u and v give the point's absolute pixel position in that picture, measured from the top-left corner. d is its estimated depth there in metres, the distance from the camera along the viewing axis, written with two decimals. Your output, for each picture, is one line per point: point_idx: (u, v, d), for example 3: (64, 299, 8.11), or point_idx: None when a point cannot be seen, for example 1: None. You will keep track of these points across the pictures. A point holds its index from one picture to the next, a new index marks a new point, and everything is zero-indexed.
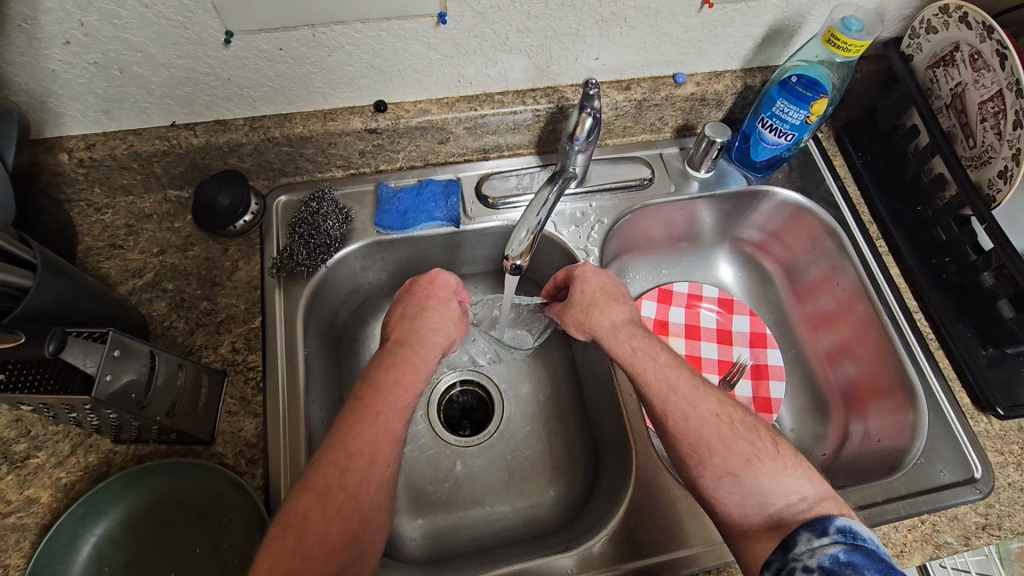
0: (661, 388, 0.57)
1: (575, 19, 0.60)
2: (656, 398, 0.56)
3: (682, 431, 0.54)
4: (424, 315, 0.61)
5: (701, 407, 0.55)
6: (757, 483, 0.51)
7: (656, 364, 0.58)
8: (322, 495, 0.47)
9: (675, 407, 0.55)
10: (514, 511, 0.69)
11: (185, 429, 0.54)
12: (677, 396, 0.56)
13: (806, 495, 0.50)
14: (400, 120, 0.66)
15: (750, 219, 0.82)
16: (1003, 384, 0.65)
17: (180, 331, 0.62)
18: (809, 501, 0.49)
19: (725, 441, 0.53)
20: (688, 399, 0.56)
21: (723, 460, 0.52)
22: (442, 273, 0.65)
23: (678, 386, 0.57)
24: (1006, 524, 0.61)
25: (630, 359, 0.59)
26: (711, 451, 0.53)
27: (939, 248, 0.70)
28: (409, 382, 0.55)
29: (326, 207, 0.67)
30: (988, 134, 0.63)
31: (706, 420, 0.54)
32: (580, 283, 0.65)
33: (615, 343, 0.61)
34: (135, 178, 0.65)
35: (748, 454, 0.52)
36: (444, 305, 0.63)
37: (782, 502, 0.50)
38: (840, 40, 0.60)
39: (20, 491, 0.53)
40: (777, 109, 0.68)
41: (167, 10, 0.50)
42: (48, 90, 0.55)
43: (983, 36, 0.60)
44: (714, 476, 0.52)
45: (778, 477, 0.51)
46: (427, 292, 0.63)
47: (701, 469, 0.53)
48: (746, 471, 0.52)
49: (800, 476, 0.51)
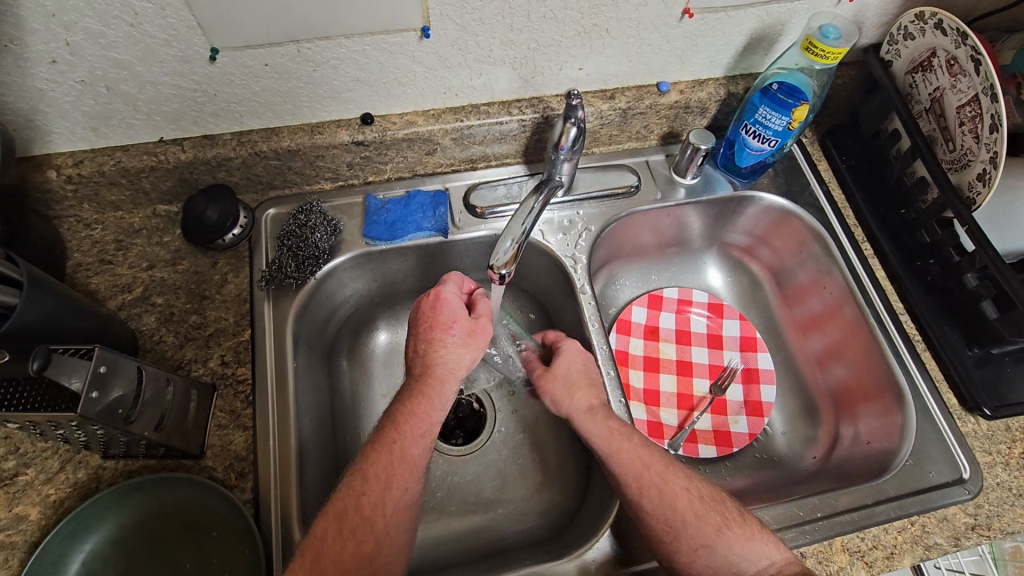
0: (635, 466, 0.56)
1: (558, 30, 0.61)
2: (630, 473, 0.56)
3: (657, 508, 0.54)
4: (436, 347, 0.57)
5: (674, 481, 0.55)
6: (731, 552, 0.52)
7: (631, 443, 0.57)
8: (339, 517, 0.50)
9: (649, 483, 0.55)
10: (506, 520, 0.69)
11: (174, 444, 0.54)
12: (648, 473, 0.56)
13: (775, 561, 0.52)
14: (387, 132, 0.66)
15: (737, 224, 0.83)
16: (990, 385, 0.66)
17: (169, 345, 0.62)
18: (779, 564, 0.51)
19: (699, 514, 0.54)
20: (659, 475, 0.55)
21: (698, 531, 0.53)
22: (439, 290, 0.60)
23: (650, 462, 0.57)
24: (995, 524, 0.61)
25: (606, 440, 0.58)
26: (685, 525, 0.53)
27: (924, 250, 0.71)
28: (425, 411, 0.54)
29: (314, 219, 0.67)
30: (967, 138, 0.64)
31: (679, 495, 0.54)
32: (563, 362, 0.65)
33: (591, 423, 0.59)
34: (124, 194, 0.65)
35: (719, 523, 0.53)
36: (451, 331, 0.57)
37: (753, 570, 0.51)
38: (818, 47, 0.61)
39: (9, 509, 0.53)
40: (760, 116, 0.69)
41: (152, 28, 0.51)
42: (36, 109, 0.56)
43: (958, 42, 0.61)
44: (690, 549, 0.53)
45: (750, 544, 0.52)
46: (433, 320, 0.58)
47: (677, 543, 0.53)
48: (719, 541, 0.52)
49: (768, 541, 0.52)
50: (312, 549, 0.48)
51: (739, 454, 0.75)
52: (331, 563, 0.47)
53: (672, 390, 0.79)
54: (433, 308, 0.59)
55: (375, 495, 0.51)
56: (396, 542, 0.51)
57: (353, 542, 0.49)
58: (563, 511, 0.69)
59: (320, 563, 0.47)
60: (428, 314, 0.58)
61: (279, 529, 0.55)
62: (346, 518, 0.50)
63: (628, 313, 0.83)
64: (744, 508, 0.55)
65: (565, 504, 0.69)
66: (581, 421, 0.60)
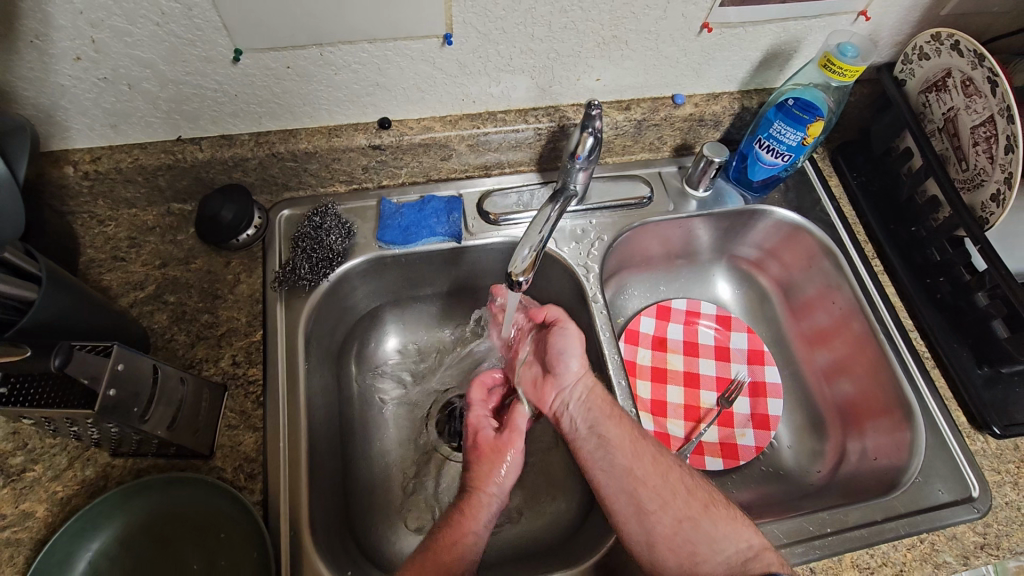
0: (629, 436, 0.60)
1: (577, 41, 0.61)
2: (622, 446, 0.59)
3: (649, 475, 0.57)
4: (476, 468, 0.59)
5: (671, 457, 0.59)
6: (714, 529, 0.54)
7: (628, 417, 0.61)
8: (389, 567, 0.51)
9: (643, 451, 0.58)
10: (512, 527, 0.69)
11: (185, 443, 0.53)
12: (642, 442, 0.59)
13: (753, 543, 0.53)
14: (404, 137, 0.67)
15: (747, 237, 0.83)
16: (999, 404, 0.66)
17: (180, 344, 0.62)
18: (756, 549, 0.52)
19: (690, 487, 0.57)
20: (654, 447, 0.59)
21: (686, 504, 0.55)
22: (475, 415, 0.64)
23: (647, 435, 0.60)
24: (1004, 544, 0.61)
25: (608, 409, 0.61)
26: (676, 494, 0.56)
27: (934, 268, 0.72)
28: (461, 532, 0.54)
29: (329, 222, 0.67)
30: (981, 159, 0.64)
31: (672, 468, 0.58)
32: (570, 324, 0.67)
33: (599, 393, 0.62)
34: (139, 192, 0.65)
35: (706, 500, 0.56)
36: (490, 452, 0.60)
37: (733, 548, 0.52)
38: (836, 65, 0.61)
39: (16, 505, 0.53)
40: (774, 130, 0.69)
41: (177, 28, 0.51)
42: (57, 105, 0.56)
43: (974, 63, 0.61)
44: (674, 519, 0.55)
45: (733, 524, 0.54)
46: (473, 442, 0.62)
47: (661, 514, 0.55)
48: (704, 515, 0.55)
49: (750, 527, 0.54)
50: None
51: (746, 466, 0.75)
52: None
53: (679, 401, 0.79)
54: (473, 433, 0.63)
55: None
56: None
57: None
58: (569, 521, 0.68)
59: None
60: (471, 443, 0.62)
61: (288, 532, 0.55)
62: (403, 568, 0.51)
63: (636, 323, 0.83)
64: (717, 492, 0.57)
65: (571, 514, 0.69)
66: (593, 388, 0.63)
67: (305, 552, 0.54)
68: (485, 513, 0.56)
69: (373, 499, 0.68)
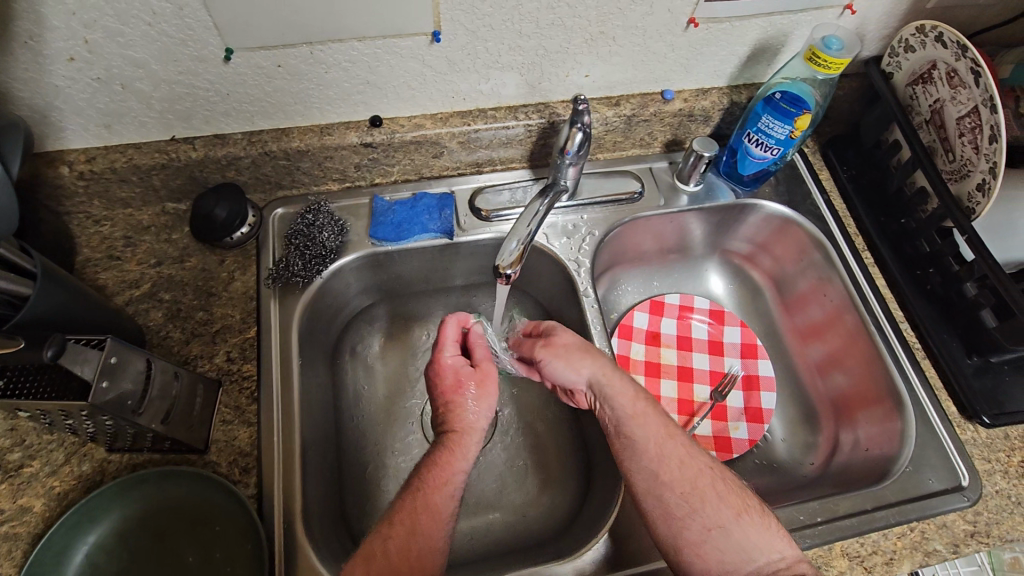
0: (655, 435, 0.58)
1: (565, 38, 0.62)
2: (649, 447, 0.57)
3: (674, 480, 0.56)
4: (450, 406, 0.59)
5: (699, 458, 0.57)
6: (744, 538, 0.53)
7: (654, 415, 0.60)
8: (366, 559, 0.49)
9: (671, 455, 0.57)
10: (506, 521, 0.69)
11: (180, 437, 0.54)
12: (669, 444, 0.58)
13: (785, 554, 0.52)
14: (395, 134, 0.67)
15: (739, 231, 0.84)
16: (989, 394, 0.66)
17: (176, 341, 0.62)
18: (789, 561, 0.52)
19: (720, 493, 0.55)
20: (681, 448, 0.58)
21: (717, 510, 0.54)
22: (441, 353, 0.62)
23: (676, 436, 0.59)
24: (994, 532, 0.61)
25: (630, 405, 0.60)
26: (704, 501, 0.55)
27: (923, 259, 0.72)
28: (448, 462, 0.55)
29: (322, 219, 0.68)
30: (967, 149, 0.65)
31: (701, 471, 0.56)
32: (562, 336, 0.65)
33: (614, 387, 0.61)
34: (134, 191, 0.66)
35: (737, 507, 0.54)
36: (461, 390, 0.60)
37: (764, 559, 0.52)
38: (821, 58, 0.62)
39: (14, 500, 0.53)
40: (762, 124, 0.69)
41: (169, 28, 0.52)
42: (51, 105, 0.57)
43: (958, 55, 0.62)
44: (703, 527, 0.54)
45: (764, 534, 0.53)
46: (440, 382, 0.61)
47: (688, 521, 0.54)
48: (734, 523, 0.53)
49: (782, 536, 0.53)
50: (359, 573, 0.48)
51: (739, 459, 0.75)
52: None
53: (672, 395, 0.79)
54: (438, 374, 0.61)
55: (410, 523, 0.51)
56: (435, 499, 0.52)
57: (387, 547, 0.49)
58: (563, 514, 0.69)
59: None
60: (441, 384, 0.61)
61: (283, 524, 0.55)
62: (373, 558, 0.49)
63: (629, 318, 0.83)
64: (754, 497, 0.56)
65: (565, 506, 0.69)
66: (609, 384, 0.61)
67: (299, 544, 0.55)
68: (472, 449, 0.57)
69: (368, 494, 0.68)
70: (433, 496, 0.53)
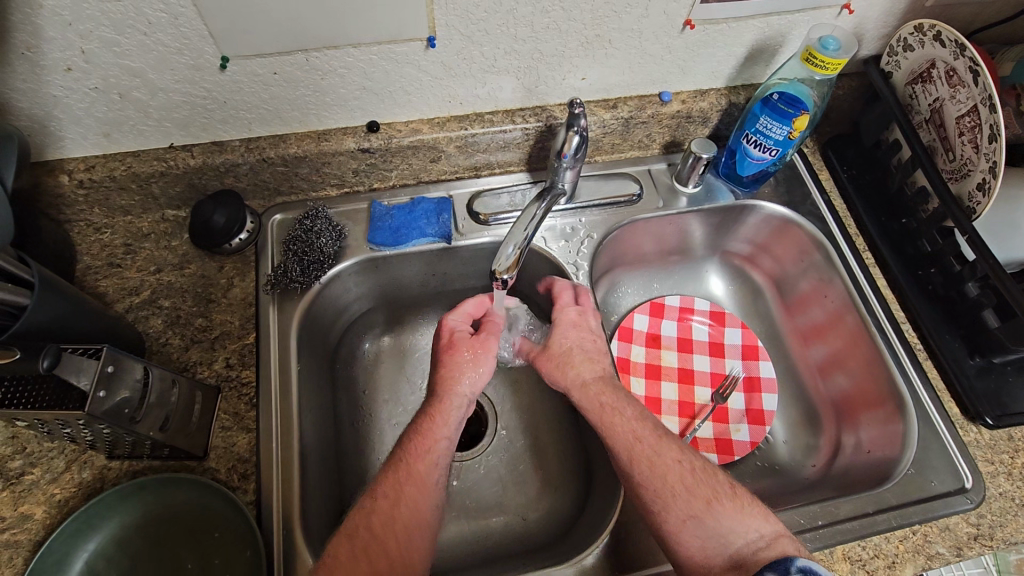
0: (627, 437, 0.58)
1: (561, 41, 0.62)
2: (622, 447, 0.58)
3: (647, 479, 0.55)
4: (443, 366, 0.61)
5: (667, 454, 0.57)
6: (720, 525, 0.53)
7: (621, 418, 0.59)
8: (350, 534, 0.51)
9: (641, 455, 0.57)
10: (505, 525, 0.69)
11: (179, 444, 0.54)
12: (641, 446, 0.57)
13: (764, 532, 0.52)
14: (392, 139, 0.67)
15: (738, 232, 0.83)
16: (992, 395, 0.66)
17: (175, 348, 0.63)
18: (768, 538, 0.52)
19: (689, 486, 0.55)
20: (652, 448, 0.57)
21: (687, 503, 0.54)
22: (449, 319, 0.65)
23: (644, 435, 0.58)
24: (997, 535, 0.61)
25: (597, 415, 0.60)
26: (675, 495, 0.54)
27: (925, 259, 0.71)
28: (431, 427, 0.57)
29: (320, 224, 0.68)
30: (966, 148, 0.64)
31: (670, 466, 0.56)
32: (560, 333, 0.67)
33: (581, 402, 0.62)
34: (134, 199, 0.66)
35: (708, 497, 0.54)
36: (457, 350, 0.62)
37: (743, 540, 0.52)
38: (818, 58, 0.61)
39: (14, 508, 0.54)
40: (760, 125, 0.69)
41: (164, 37, 0.52)
42: (50, 115, 0.57)
43: (956, 54, 0.61)
44: (678, 520, 0.53)
45: (738, 517, 0.53)
46: (442, 344, 0.63)
47: (668, 514, 0.54)
48: (707, 513, 0.53)
49: (760, 515, 0.53)
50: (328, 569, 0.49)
51: (741, 462, 0.74)
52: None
53: (673, 398, 0.79)
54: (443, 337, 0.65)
55: (386, 513, 0.52)
56: (417, 466, 0.54)
57: (367, 525, 0.51)
58: (563, 519, 0.69)
59: None
60: (439, 344, 0.64)
61: (281, 530, 0.55)
62: (358, 534, 0.51)
63: (629, 321, 0.83)
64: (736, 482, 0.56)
65: (566, 510, 0.69)
66: (577, 397, 0.62)
67: (297, 550, 0.55)
68: (453, 415, 0.59)
69: None
70: (416, 463, 0.55)
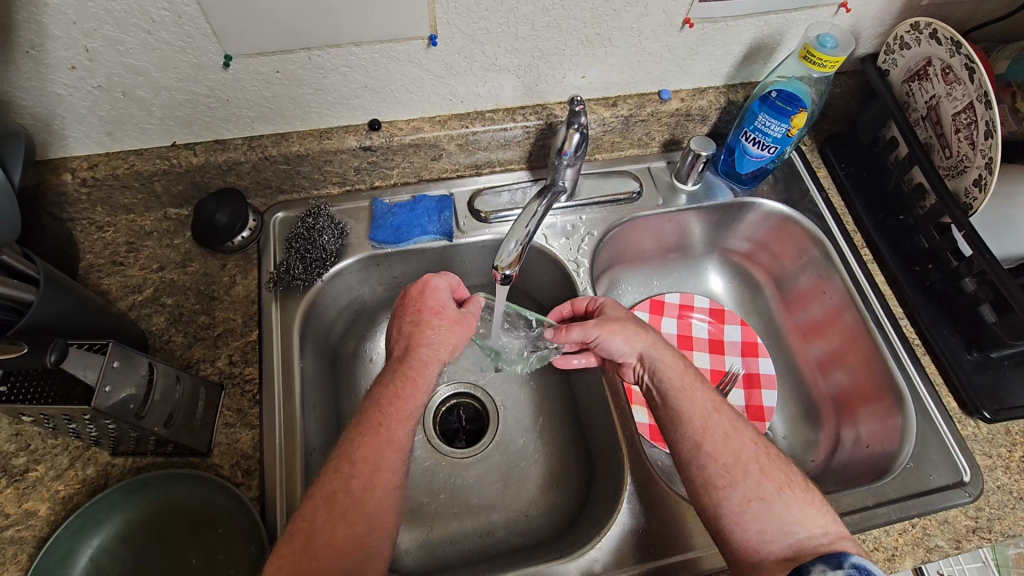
0: (703, 409, 0.59)
1: (562, 40, 0.62)
2: (696, 415, 0.59)
3: (719, 451, 0.57)
4: (421, 329, 0.60)
5: (742, 434, 0.58)
6: (784, 510, 0.54)
7: (701, 388, 0.61)
8: (328, 500, 0.50)
9: (715, 428, 0.58)
10: (508, 521, 0.70)
11: (183, 441, 0.54)
12: (716, 421, 0.58)
13: (829, 529, 0.53)
14: (394, 137, 0.68)
15: (737, 230, 0.84)
16: (990, 389, 0.66)
17: (178, 345, 0.63)
18: (832, 536, 0.53)
19: (762, 466, 0.56)
20: (729, 426, 0.58)
21: (757, 484, 0.55)
22: (434, 277, 0.64)
23: (721, 411, 0.60)
24: (996, 527, 0.61)
25: (677, 377, 0.61)
26: (746, 474, 0.55)
27: (922, 255, 0.72)
28: (410, 393, 0.56)
29: (321, 222, 0.69)
30: (963, 145, 0.65)
31: (746, 445, 0.57)
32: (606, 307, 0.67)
33: (668, 362, 0.62)
34: (136, 197, 0.67)
35: (780, 481, 0.55)
36: (436, 316, 0.62)
37: (806, 533, 0.53)
38: (816, 56, 0.62)
39: (19, 504, 0.54)
40: (759, 123, 0.70)
41: (168, 36, 0.52)
42: (54, 113, 0.57)
43: (952, 51, 0.62)
44: (743, 499, 0.54)
45: (806, 508, 0.54)
46: (421, 303, 0.62)
47: (729, 491, 0.55)
48: (776, 497, 0.54)
49: (825, 512, 0.54)
50: (304, 530, 0.48)
51: None
52: (325, 547, 0.48)
53: None
54: (422, 295, 0.63)
55: (366, 478, 0.51)
56: (398, 433, 0.54)
57: (347, 489, 0.50)
58: (565, 514, 0.69)
59: (312, 547, 0.47)
60: (421, 304, 0.62)
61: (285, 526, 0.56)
62: (336, 500, 0.50)
63: None
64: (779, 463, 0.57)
65: (567, 506, 0.69)
66: (660, 359, 0.62)
67: None
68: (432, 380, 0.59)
69: None
70: (397, 432, 0.54)
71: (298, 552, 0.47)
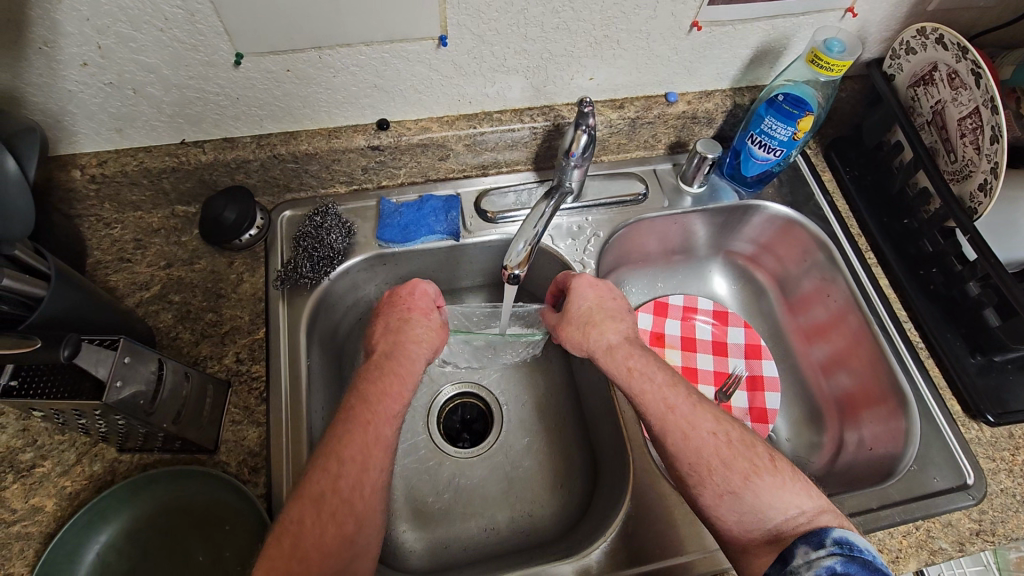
0: (660, 408, 0.57)
1: (570, 41, 0.63)
2: (655, 417, 0.56)
3: (681, 452, 0.54)
4: (407, 326, 0.63)
5: (701, 427, 0.55)
6: (758, 500, 0.51)
7: (661, 380, 0.58)
8: (316, 500, 0.49)
9: (674, 425, 0.55)
10: (512, 521, 0.70)
11: (190, 437, 0.54)
12: (674, 416, 0.56)
13: (805, 509, 0.50)
14: (402, 137, 0.68)
15: (742, 232, 0.84)
16: (993, 393, 0.66)
17: (185, 342, 0.63)
18: (809, 514, 0.49)
19: (725, 459, 0.53)
20: (685, 420, 0.55)
21: (725, 478, 0.52)
22: (421, 282, 0.67)
23: (677, 405, 0.56)
24: (999, 530, 0.61)
25: (627, 377, 0.59)
26: (710, 470, 0.53)
27: (927, 259, 0.72)
28: (398, 390, 0.57)
29: (330, 221, 0.68)
30: (968, 149, 0.65)
31: (704, 439, 0.54)
32: (577, 297, 0.66)
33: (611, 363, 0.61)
34: (144, 195, 0.67)
35: (747, 471, 0.52)
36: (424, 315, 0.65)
37: (781, 516, 0.50)
38: (823, 60, 0.62)
39: (26, 500, 0.54)
40: (765, 126, 0.70)
41: (181, 33, 0.53)
42: (64, 109, 0.57)
43: (958, 56, 0.62)
44: (715, 495, 0.52)
45: (778, 494, 0.51)
46: (409, 304, 0.65)
47: (703, 490, 0.53)
48: (746, 489, 0.51)
49: (801, 491, 0.51)
50: (290, 532, 0.47)
51: None
52: (314, 548, 0.47)
53: None
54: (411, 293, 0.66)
55: (355, 477, 0.51)
56: (385, 431, 0.54)
57: (335, 489, 0.50)
58: (569, 515, 0.69)
59: (301, 545, 0.47)
60: (410, 305, 0.65)
61: None
62: (325, 501, 0.49)
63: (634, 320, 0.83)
64: (778, 454, 0.54)
65: (571, 507, 0.70)
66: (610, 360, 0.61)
67: None
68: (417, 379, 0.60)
69: None
70: (383, 429, 0.54)
71: (288, 556, 0.46)
